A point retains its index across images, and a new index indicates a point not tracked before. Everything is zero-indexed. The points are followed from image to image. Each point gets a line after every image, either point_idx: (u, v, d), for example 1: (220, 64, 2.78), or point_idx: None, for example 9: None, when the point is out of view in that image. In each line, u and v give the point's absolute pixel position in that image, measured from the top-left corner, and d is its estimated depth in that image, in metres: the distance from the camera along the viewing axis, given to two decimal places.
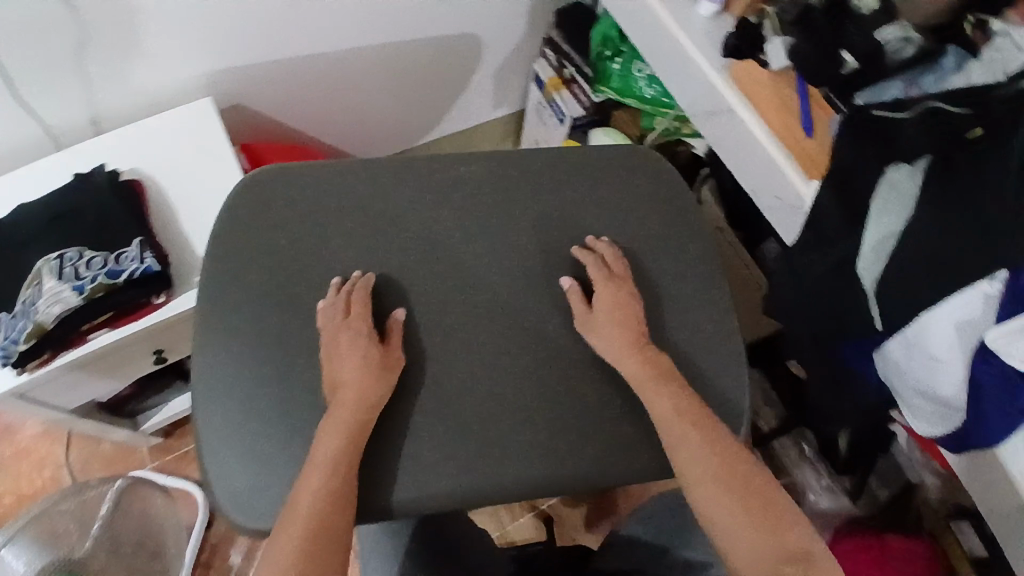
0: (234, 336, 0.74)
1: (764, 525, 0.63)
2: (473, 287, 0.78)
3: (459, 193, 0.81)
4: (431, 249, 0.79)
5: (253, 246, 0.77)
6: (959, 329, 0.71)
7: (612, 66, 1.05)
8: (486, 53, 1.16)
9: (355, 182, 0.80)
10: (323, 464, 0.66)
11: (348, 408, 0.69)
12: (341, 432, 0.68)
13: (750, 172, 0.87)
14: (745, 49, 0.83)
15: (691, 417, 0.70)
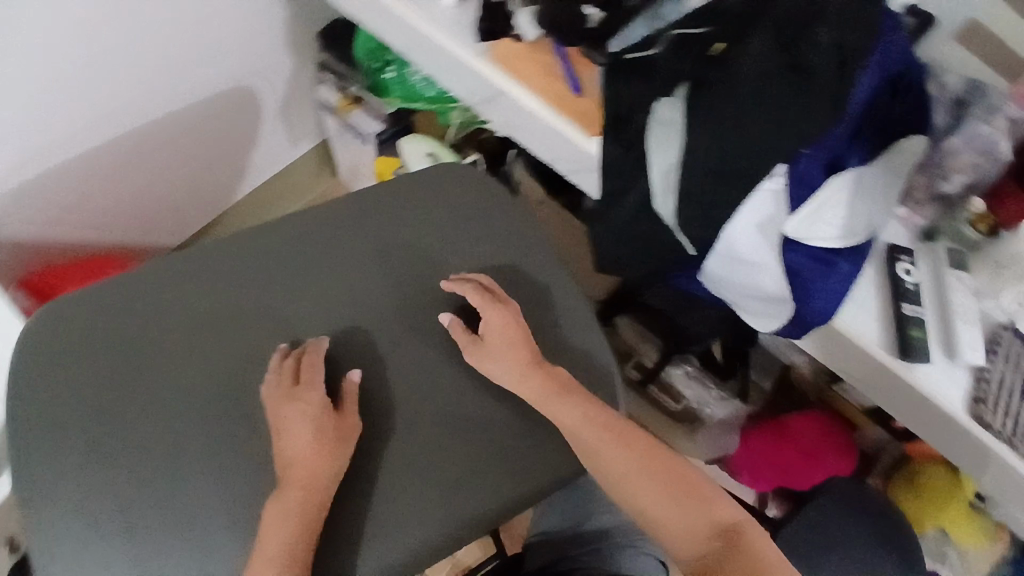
0: (63, 488, 0.67)
1: (687, 499, 0.63)
2: (308, 346, 0.75)
3: (264, 258, 0.78)
4: (252, 323, 0.76)
5: (56, 387, 0.70)
6: (762, 230, 0.74)
7: (386, 77, 1.02)
8: (265, 91, 1.12)
9: (150, 286, 0.75)
10: (281, 552, 0.62)
11: (299, 482, 0.65)
12: (294, 514, 0.64)
13: (540, 144, 0.85)
14: (496, 28, 0.82)
15: (602, 422, 0.68)
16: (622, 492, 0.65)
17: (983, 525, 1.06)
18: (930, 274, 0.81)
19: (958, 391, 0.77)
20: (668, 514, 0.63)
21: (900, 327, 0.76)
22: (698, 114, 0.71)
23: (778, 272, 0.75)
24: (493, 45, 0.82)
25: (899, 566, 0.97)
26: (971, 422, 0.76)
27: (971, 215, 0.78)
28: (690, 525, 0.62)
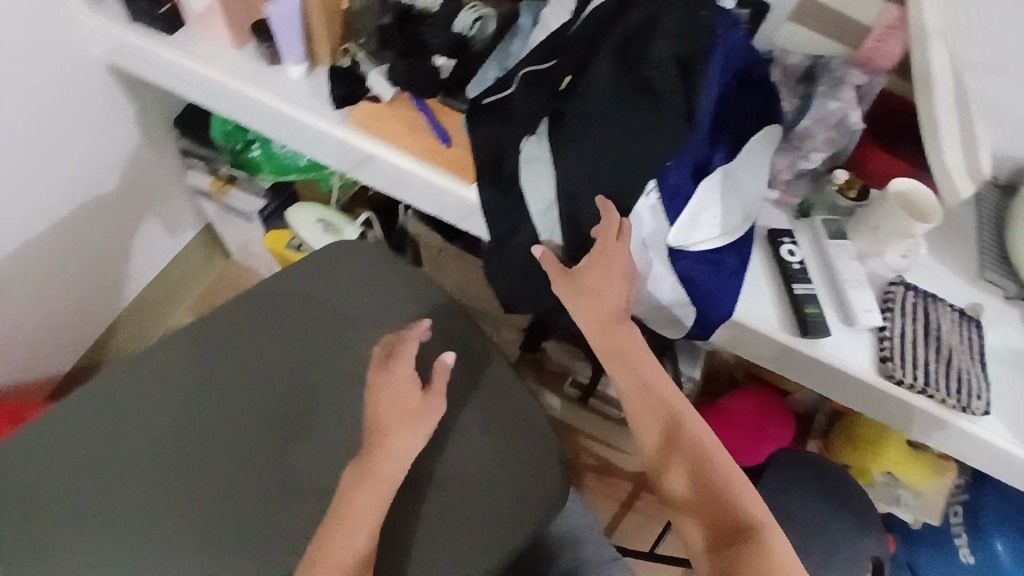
0: None
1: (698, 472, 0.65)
2: (237, 450, 0.76)
3: (178, 375, 0.79)
4: (176, 440, 0.76)
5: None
6: (647, 245, 0.75)
7: (254, 155, 0.99)
8: (138, 190, 1.08)
9: (67, 427, 0.75)
10: (356, 537, 0.63)
11: (384, 465, 0.66)
12: (372, 489, 0.65)
13: (422, 199, 0.84)
14: (351, 93, 0.81)
15: (650, 398, 0.70)
16: (643, 454, 0.70)
17: (926, 459, 1.10)
18: (813, 248, 0.84)
19: (865, 352, 0.80)
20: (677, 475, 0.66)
21: (797, 306, 0.79)
22: (562, 147, 0.72)
23: (672, 281, 0.76)
24: (351, 110, 0.81)
25: (853, 519, 1.01)
26: (881, 378, 0.79)
27: (839, 186, 0.83)
28: (697, 494, 0.65)
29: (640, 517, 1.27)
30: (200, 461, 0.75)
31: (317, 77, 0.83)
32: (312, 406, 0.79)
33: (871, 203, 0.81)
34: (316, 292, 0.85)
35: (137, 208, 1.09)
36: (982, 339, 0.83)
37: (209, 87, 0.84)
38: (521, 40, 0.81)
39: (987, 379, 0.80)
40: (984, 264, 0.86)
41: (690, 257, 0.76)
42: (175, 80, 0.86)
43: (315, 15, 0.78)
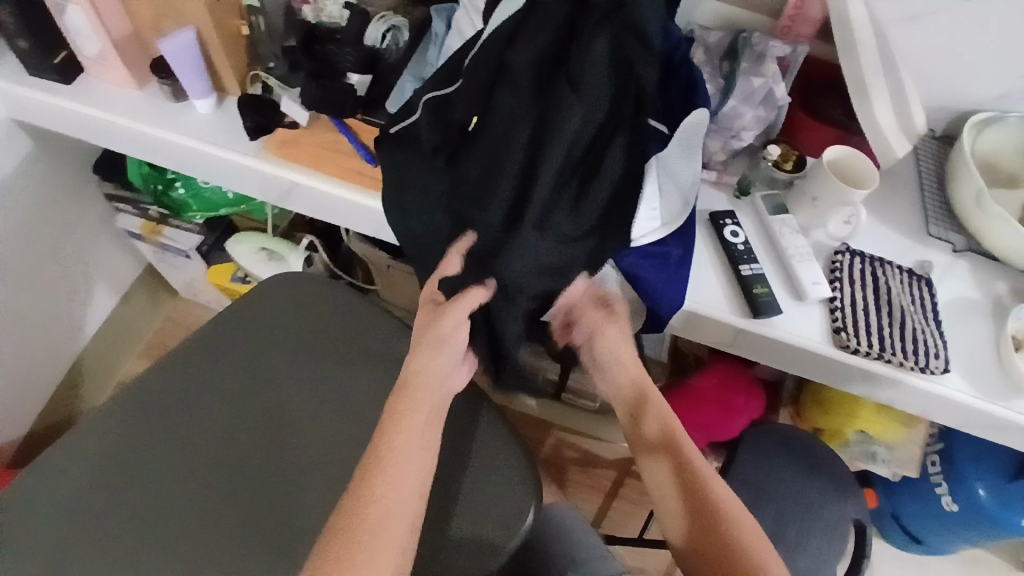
0: None
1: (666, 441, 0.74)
2: (193, 503, 0.73)
3: (119, 433, 0.75)
4: (127, 501, 0.72)
5: None
6: None
7: (178, 194, 0.96)
8: (66, 241, 1.03)
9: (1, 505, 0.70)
10: (407, 484, 0.62)
11: (423, 397, 0.67)
12: (410, 421, 0.65)
13: (356, 222, 0.81)
14: (265, 121, 0.78)
15: (641, 414, 0.76)
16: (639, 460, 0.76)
17: (895, 414, 1.11)
18: (756, 226, 0.83)
19: (817, 325, 0.79)
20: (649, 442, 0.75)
21: (745, 287, 0.78)
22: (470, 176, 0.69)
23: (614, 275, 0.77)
24: (267, 139, 0.78)
25: (832, 484, 1.01)
26: (837, 350, 0.78)
27: (774, 159, 0.82)
28: (661, 460, 0.73)
29: (625, 504, 1.27)
30: (152, 521, 0.71)
31: (228, 108, 0.81)
32: (269, 446, 0.77)
33: (808, 173, 0.80)
34: (258, 329, 0.83)
35: (68, 259, 1.05)
36: (934, 295, 0.82)
37: (117, 133, 0.80)
38: (436, 47, 0.78)
39: (943, 336, 0.80)
40: (928, 218, 0.86)
41: (632, 254, 0.74)
42: (81, 129, 0.82)
43: (213, 45, 0.75)
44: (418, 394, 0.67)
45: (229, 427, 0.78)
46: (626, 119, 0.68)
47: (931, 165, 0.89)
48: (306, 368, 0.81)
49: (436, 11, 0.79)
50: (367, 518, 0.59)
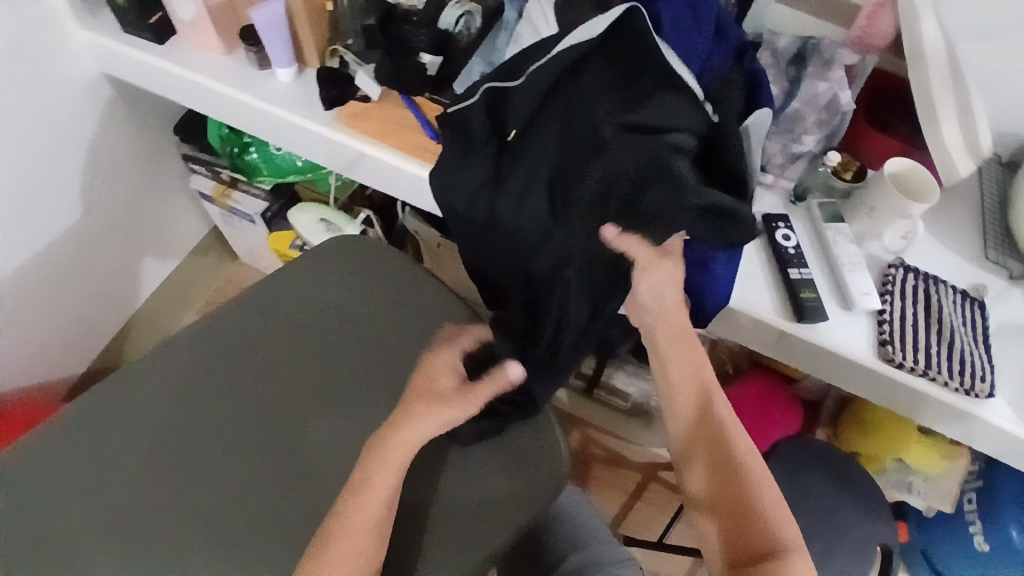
0: None
1: (732, 473, 0.65)
2: (238, 445, 0.77)
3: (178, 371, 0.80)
4: (179, 436, 0.77)
5: None
6: None
7: (251, 158, 1.01)
8: (144, 197, 1.10)
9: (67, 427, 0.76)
10: (376, 516, 0.62)
11: (402, 434, 0.64)
12: (392, 464, 0.64)
13: (414, 197, 0.84)
14: (340, 94, 0.82)
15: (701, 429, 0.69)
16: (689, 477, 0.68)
17: (938, 445, 1.08)
18: (809, 232, 0.83)
19: (864, 336, 0.79)
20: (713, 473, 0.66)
21: (793, 291, 0.78)
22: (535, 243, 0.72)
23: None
24: (340, 110, 0.83)
25: (863, 506, 0.99)
26: (881, 363, 0.78)
27: (833, 167, 0.83)
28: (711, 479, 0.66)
29: (649, 507, 1.27)
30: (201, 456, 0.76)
31: (306, 79, 0.85)
32: (313, 401, 0.81)
33: (868, 184, 0.80)
34: (313, 290, 0.87)
35: (143, 216, 1.12)
36: (986, 318, 0.81)
37: (203, 95, 0.86)
38: (506, 34, 0.80)
39: (992, 361, 0.79)
40: (986, 241, 0.85)
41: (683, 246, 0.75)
42: (170, 88, 0.88)
43: (299, 17, 0.80)
44: (393, 450, 0.64)
45: (278, 379, 0.82)
46: (716, 190, 0.68)
47: (994, 188, 0.88)
48: (352, 334, 0.84)
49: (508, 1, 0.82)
50: (345, 551, 0.60)
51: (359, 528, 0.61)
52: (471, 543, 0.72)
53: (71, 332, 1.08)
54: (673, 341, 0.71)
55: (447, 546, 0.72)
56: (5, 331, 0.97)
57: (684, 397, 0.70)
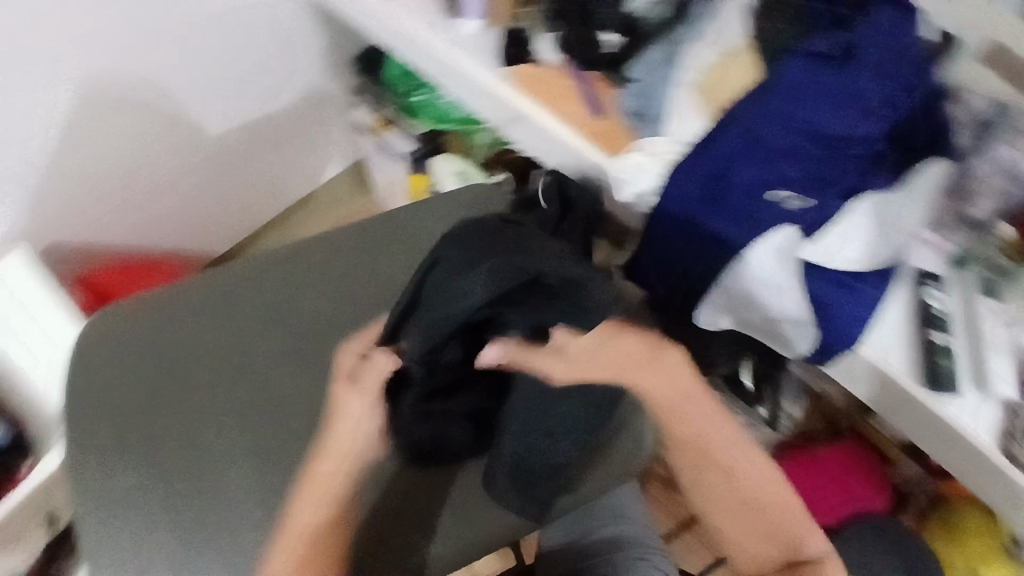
0: (122, 466, 0.74)
1: (755, 521, 0.70)
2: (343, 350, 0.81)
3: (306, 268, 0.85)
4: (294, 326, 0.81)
5: (122, 381, 0.77)
6: (778, 257, 0.73)
7: (415, 100, 1.07)
8: (307, 113, 1.18)
9: (196, 292, 0.81)
10: (314, 521, 0.65)
11: (325, 466, 0.67)
12: (320, 500, 0.66)
13: (561, 167, 0.84)
14: (518, 54, 0.85)
15: (691, 450, 0.71)
16: (696, 492, 0.72)
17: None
18: (961, 302, 0.79)
19: (989, 423, 0.73)
20: (737, 524, 0.70)
21: (928, 355, 0.75)
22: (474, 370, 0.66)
23: (798, 293, 0.74)
24: (513, 69, 0.84)
25: None
26: (1002, 457, 0.71)
27: (1005, 240, 0.77)
28: (721, 497, 0.70)
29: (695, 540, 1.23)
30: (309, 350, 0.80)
31: (488, 34, 0.87)
32: None
33: None
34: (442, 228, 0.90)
35: (303, 130, 1.20)
36: None
37: (392, 29, 0.91)
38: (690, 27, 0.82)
39: None
40: None
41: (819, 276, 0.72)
42: (363, 17, 0.93)
43: None
44: (320, 484, 0.66)
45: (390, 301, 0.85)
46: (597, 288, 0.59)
47: None
48: None
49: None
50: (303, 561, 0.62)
51: (319, 534, 0.64)
52: (481, 525, 0.72)
53: (211, 218, 1.17)
54: (676, 396, 0.70)
55: (449, 525, 0.72)
56: (161, 200, 1.06)
57: (694, 454, 0.71)
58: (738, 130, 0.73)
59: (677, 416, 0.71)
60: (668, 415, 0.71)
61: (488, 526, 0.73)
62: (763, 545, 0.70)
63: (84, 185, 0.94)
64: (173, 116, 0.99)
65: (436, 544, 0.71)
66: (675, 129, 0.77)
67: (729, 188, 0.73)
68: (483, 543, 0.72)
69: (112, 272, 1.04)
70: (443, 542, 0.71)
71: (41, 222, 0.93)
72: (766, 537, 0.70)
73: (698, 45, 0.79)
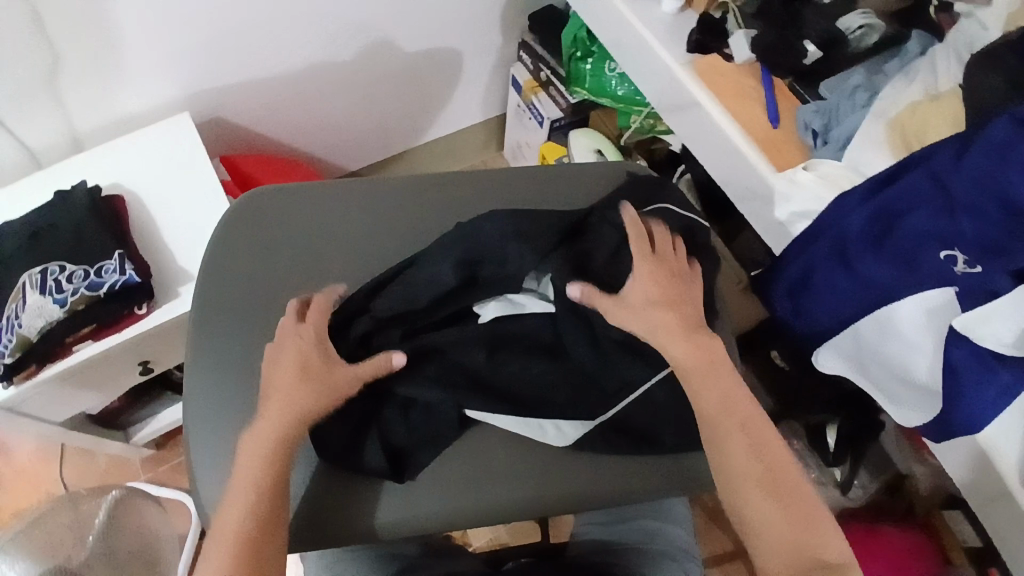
0: (215, 334, 0.72)
1: (783, 485, 0.57)
2: None
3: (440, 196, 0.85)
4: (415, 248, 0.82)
5: (252, 258, 0.76)
6: (928, 316, 0.66)
7: (584, 68, 1.03)
8: (465, 54, 1.18)
9: (337, 194, 0.81)
10: (259, 465, 0.58)
11: (277, 391, 0.62)
12: (268, 430, 0.60)
13: (718, 166, 0.82)
14: (710, 43, 0.82)
15: (738, 415, 0.60)
16: (723, 475, 0.59)
17: None
18: None
19: None
20: (755, 493, 0.57)
21: None
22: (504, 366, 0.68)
23: (935, 359, 0.67)
24: (699, 57, 0.82)
25: None
26: None
27: None
28: (735, 445, 0.59)
29: None
30: None
31: (684, 18, 0.86)
32: None
33: None
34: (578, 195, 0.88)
35: (457, 70, 1.20)
36: None
37: None
38: (897, 61, 0.76)
39: None
40: None
41: (967, 350, 0.63)
42: None
43: None
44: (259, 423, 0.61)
45: None
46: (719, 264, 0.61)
47: None
48: None
49: (914, 32, 0.76)
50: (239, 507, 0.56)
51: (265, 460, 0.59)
52: (450, 497, 0.66)
53: (347, 131, 1.20)
54: (705, 363, 0.62)
55: (407, 490, 0.66)
56: (309, 99, 1.09)
57: (724, 410, 0.61)
58: (926, 173, 0.66)
59: (699, 382, 0.62)
60: (699, 390, 0.62)
61: (456, 502, 0.66)
62: (776, 508, 0.56)
63: (251, 71, 0.99)
64: (347, 24, 1.01)
65: (387, 506, 0.65)
66: (855, 157, 0.73)
67: (897, 232, 0.68)
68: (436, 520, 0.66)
69: (248, 157, 1.08)
70: (389, 507, 0.65)
71: (207, 94, 0.99)
72: (784, 502, 0.56)
73: (901, 79, 0.74)
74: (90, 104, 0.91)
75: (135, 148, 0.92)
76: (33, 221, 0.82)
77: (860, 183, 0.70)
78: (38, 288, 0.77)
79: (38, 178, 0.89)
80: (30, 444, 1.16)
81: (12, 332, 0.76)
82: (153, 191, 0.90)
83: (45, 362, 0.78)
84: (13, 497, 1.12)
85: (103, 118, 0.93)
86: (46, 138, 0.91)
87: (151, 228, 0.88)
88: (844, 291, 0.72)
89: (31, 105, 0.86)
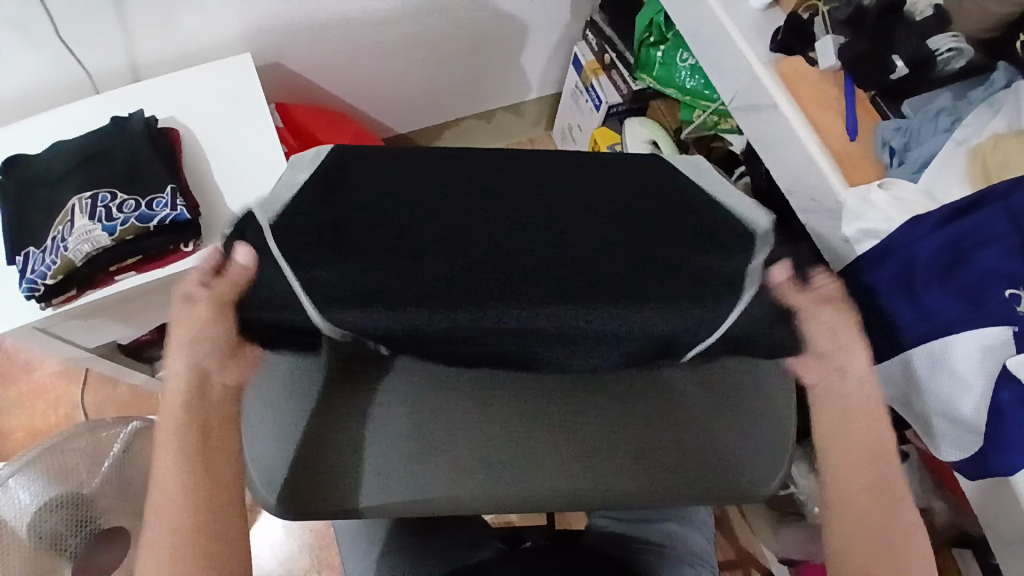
0: None
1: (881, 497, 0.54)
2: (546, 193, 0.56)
3: None
4: None
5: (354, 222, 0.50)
6: (982, 355, 0.63)
7: (654, 55, 1.02)
8: (531, 24, 1.15)
9: None
10: (166, 454, 0.53)
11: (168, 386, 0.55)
12: (178, 418, 0.54)
13: (788, 171, 0.81)
14: (794, 45, 0.81)
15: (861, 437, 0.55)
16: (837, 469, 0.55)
17: None
18: None
19: None
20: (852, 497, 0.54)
21: None
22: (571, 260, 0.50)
23: (982, 399, 0.63)
24: (782, 58, 0.82)
25: None
26: None
27: None
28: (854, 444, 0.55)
29: None
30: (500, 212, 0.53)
31: (770, 17, 0.85)
32: None
33: None
34: None
35: (520, 41, 1.18)
36: None
37: None
38: (983, 90, 0.72)
39: None
40: None
41: (1017, 393, 0.61)
42: None
43: None
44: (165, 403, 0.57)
45: None
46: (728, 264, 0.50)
47: None
48: None
49: (1001, 63, 0.72)
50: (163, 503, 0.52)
51: (187, 414, 0.54)
52: (453, 473, 0.57)
53: (399, 91, 1.18)
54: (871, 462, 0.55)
55: (361, 462, 0.57)
56: (370, 57, 1.08)
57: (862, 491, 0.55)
58: (1004, 210, 0.64)
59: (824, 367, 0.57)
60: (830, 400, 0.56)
61: (424, 485, 0.57)
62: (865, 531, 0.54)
63: (316, 23, 0.98)
64: None
65: (367, 470, 0.57)
66: (930, 181, 0.70)
67: (966, 266, 0.66)
68: (412, 498, 0.57)
69: (299, 107, 1.06)
70: (399, 488, 0.57)
71: (268, 39, 0.97)
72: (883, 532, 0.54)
73: (985, 109, 0.70)
74: (153, 34, 0.89)
75: (191, 82, 0.91)
76: (86, 145, 0.82)
77: (935, 210, 0.67)
78: (87, 213, 0.76)
79: (96, 104, 0.88)
80: (55, 365, 1.17)
81: (57, 255, 0.75)
82: (209, 130, 0.89)
83: (84, 288, 0.78)
84: (31, 413, 1.14)
85: (162, 51, 0.92)
86: (105, 63, 0.90)
87: (204, 166, 0.87)
88: (902, 316, 0.70)
89: (94, 29, 0.85)
